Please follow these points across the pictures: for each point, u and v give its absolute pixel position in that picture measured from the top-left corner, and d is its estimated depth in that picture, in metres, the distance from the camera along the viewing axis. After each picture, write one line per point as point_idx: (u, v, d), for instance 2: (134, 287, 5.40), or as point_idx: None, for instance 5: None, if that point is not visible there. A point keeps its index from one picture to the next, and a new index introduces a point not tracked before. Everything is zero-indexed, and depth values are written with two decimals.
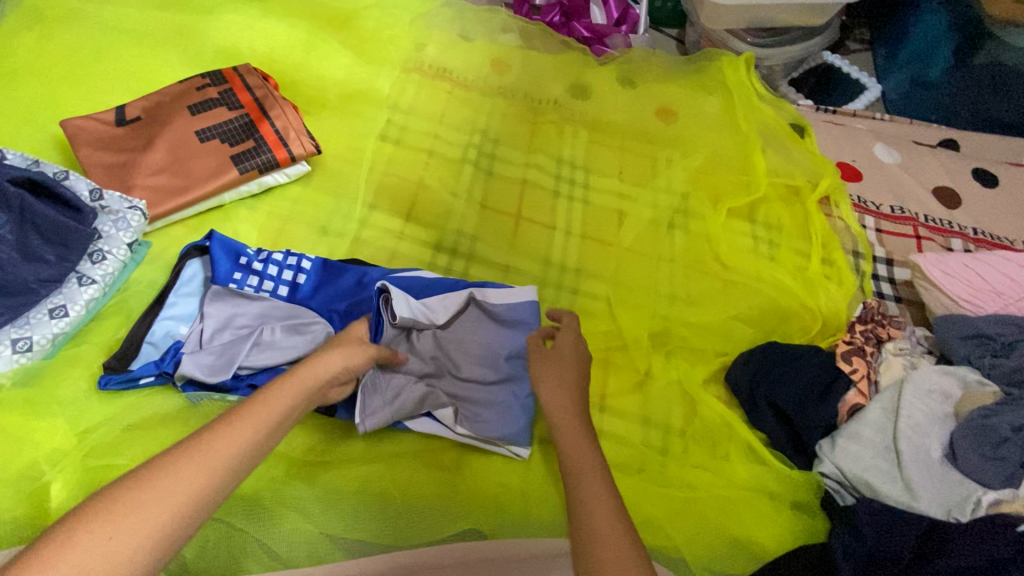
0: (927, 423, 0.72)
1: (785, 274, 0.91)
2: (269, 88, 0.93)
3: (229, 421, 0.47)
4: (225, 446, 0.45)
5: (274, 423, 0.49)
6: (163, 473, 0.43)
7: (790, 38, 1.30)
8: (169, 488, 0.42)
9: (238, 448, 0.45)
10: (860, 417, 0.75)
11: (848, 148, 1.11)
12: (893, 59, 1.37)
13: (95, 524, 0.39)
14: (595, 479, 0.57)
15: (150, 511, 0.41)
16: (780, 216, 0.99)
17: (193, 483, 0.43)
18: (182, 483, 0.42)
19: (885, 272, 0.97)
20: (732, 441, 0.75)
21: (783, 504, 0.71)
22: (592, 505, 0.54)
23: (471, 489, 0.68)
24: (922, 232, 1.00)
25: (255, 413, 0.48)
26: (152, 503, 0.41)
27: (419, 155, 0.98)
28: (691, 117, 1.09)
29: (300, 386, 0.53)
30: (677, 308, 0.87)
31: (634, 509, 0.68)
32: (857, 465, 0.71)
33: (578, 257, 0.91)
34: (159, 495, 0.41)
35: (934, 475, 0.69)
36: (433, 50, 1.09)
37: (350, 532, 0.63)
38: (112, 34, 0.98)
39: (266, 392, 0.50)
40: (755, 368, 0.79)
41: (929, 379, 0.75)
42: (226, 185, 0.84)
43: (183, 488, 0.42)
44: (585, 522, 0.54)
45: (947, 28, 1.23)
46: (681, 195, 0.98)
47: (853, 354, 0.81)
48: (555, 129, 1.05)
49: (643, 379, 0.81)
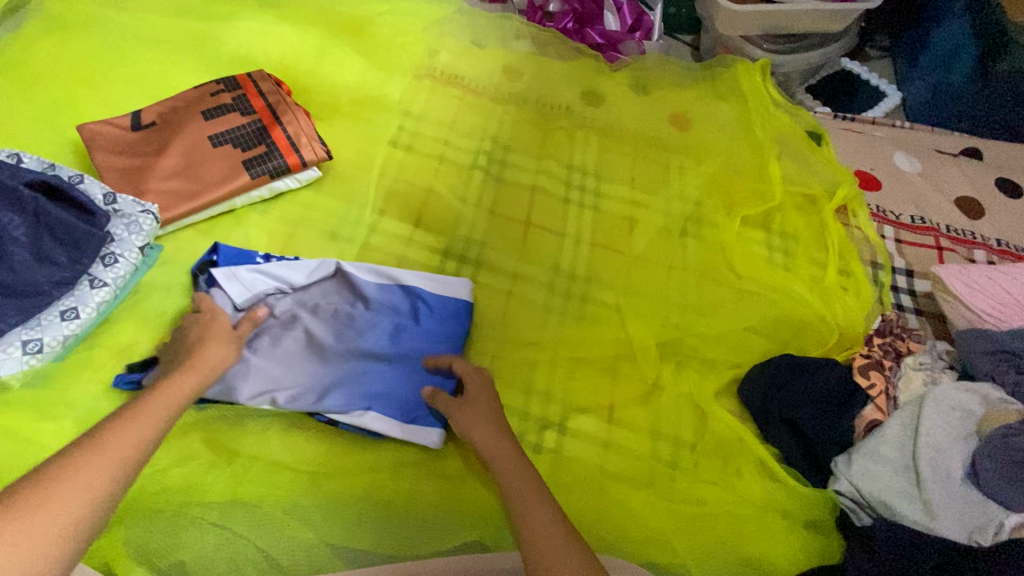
0: (949, 442, 0.69)
1: (801, 284, 0.89)
2: (282, 95, 0.93)
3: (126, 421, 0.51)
4: (120, 444, 0.49)
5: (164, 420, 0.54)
6: (70, 464, 0.46)
7: (808, 44, 1.27)
8: (80, 478, 0.45)
9: (132, 446, 0.49)
10: (878, 434, 0.73)
11: (867, 156, 1.09)
12: (912, 65, 1.35)
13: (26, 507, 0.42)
14: (533, 494, 0.57)
15: (77, 494, 0.44)
16: (795, 225, 0.97)
17: (99, 474, 0.46)
18: (79, 478, 0.45)
19: (904, 283, 0.94)
20: (744, 455, 0.73)
21: (796, 523, 0.69)
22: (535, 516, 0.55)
23: (475, 499, 0.67)
24: (944, 243, 0.98)
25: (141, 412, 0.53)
26: (76, 487, 0.45)
27: (429, 161, 0.98)
28: (704, 124, 1.07)
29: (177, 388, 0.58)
30: (689, 317, 0.85)
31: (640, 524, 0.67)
32: (874, 484, 0.69)
33: (588, 265, 0.90)
34: (73, 485, 0.44)
35: (954, 496, 0.66)
36: (445, 57, 1.09)
37: (350, 540, 0.63)
38: (131, 41, 1.00)
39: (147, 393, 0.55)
40: (767, 382, 0.77)
41: (951, 396, 0.72)
42: (236, 190, 0.85)
43: (93, 477, 0.46)
44: (534, 540, 0.53)
45: (968, 34, 1.21)
46: (693, 203, 0.97)
47: (871, 368, 0.79)
48: (566, 136, 1.04)
49: (653, 390, 0.79)
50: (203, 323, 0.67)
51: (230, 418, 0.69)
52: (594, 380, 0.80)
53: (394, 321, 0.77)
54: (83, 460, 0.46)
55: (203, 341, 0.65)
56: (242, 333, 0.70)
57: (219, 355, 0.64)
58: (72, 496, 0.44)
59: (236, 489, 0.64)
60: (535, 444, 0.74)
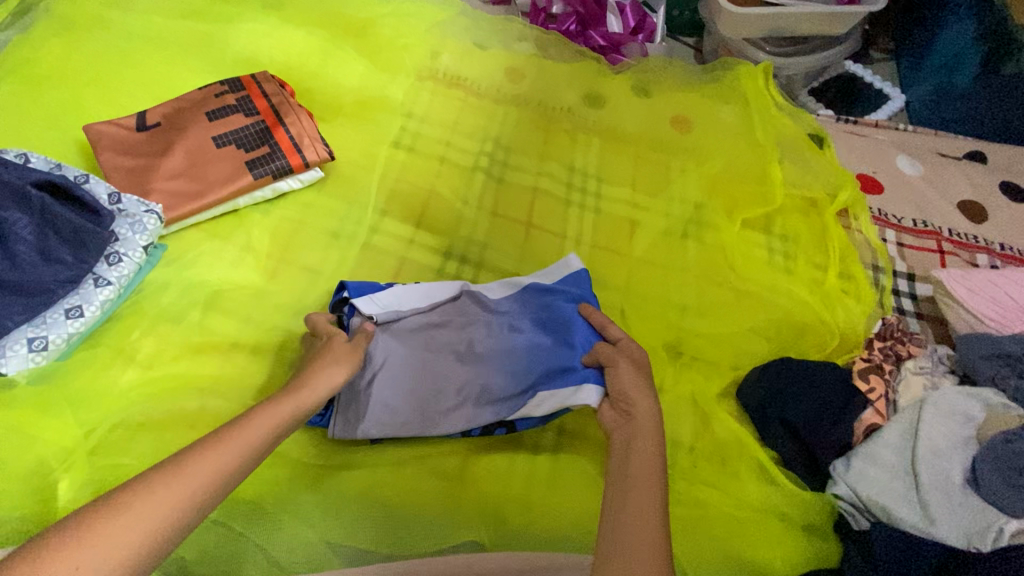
0: (947, 447, 0.69)
1: (801, 288, 0.89)
2: (285, 96, 0.94)
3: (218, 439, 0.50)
4: (184, 486, 0.46)
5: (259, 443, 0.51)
6: (125, 500, 0.45)
7: (810, 47, 1.27)
8: (127, 522, 0.43)
9: (194, 491, 0.46)
10: (876, 438, 0.73)
11: (869, 160, 1.09)
12: (915, 68, 1.35)
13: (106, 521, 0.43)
14: (647, 487, 0.54)
15: (145, 518, 0.44)
16: (797, 228, 0.96)
17: (150, 518, 0.44)
18: (161, 499, 0.45)
19: (905, 287, 0.94)
20: (742, 459, 0.73)
21: (793, 526, 0.69)
22: (638, 510, 0.52)
23: (475, 498, 0.67)
24: (946, 247, 0.97)
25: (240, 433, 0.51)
26: (149, 509, 0.44)
27: (431, 162, 0.98)
28: (707, 127, 1.07)
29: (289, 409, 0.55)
30: (689, 320, 0.85)
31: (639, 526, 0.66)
32: (873, 488, 0.69)
33: (589, 267, 0.91)
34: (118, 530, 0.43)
35: (953, 501, 0.66)
36: (448, 58, 1.10)
37: (348, 539, 0.63)
38: (136, 42, 1.01)
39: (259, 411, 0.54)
40: (766, 385, 0.77)
41: (949, 400, 0.72)
42: (239, 190, 0.86)
43: (140, 522, 0.44)
44: (625, 532, 0.50)
45: (973, 37, 1.21)
46: (695, 205, 0.97)
47: (871, 372, 0.79)
48: (568, 138, 1.04)
49: (654, 392, 0.79)
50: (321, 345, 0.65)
51: (233, 417, 0.70)
52: None
53: (528, 318, 0.75)
54: (139, 498, 0.45)
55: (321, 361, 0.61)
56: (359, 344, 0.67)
57: (335, 379, 0.60)
58: (112, 542, 0.42)
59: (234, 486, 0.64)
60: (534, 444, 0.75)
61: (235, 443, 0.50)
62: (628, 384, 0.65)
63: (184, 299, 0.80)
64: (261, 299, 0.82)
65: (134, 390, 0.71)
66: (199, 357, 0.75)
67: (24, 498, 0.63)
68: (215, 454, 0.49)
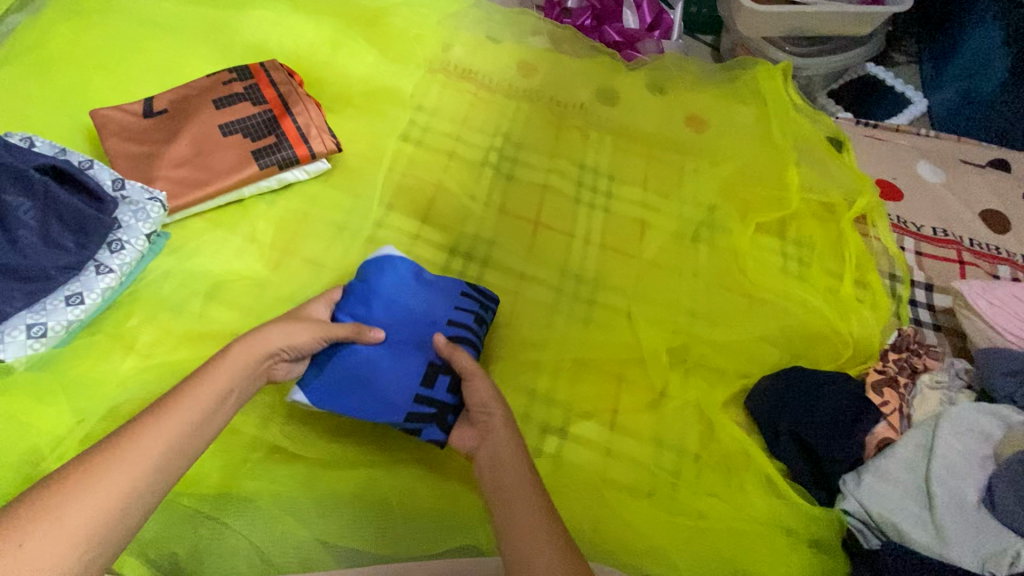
0: (963, 465, 0.67)
1: (816, 295, 0.86)
2: (294, 85, 0.92)
3: (160, 415, 0.51)
4: (129, 469, 0.47)
5: (210, 413, 0.53)
6: (82, 482, 0.45)
7: (830, 48, 1.24)
8: (72, 517, 0.44)
9: (144, 467, 0.48)
10: (890, 453, 0.70)
11: (888, 165, 1.06)
12: (941, 72, 1.31)
13: (61, 502, 0.44)
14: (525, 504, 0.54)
15: (105, 494, 0.45)
16: (812, 233, 0.94)
17: (107, 495, 0.46)
18: (118, 474, 0.47)
19: (923, 297, 0.91)
20: (749, 470, 0.71)
21: (800, 542, 0.67)
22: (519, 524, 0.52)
23: (471, 504, 0.65)
24: (966, 257, 0.94)
25: (185, 404, 0.52)
26: (106, 485, 0.46)
27: (439, 156, 0.97)
28: (722, 127, 1.05)
29: (237, 368, 0.57)
30: (698, 325, 0.83)
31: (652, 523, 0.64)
32: (884, 505, 0.66)
33: (596, 267, 0.89)
34: (63, 526, 0.43)
35: (968, 522, 0.64)
36: (459, 51, 1.08)
37: (342, 539, 0.62)
38: (146, 27, 1.00)
39: (205, 378, 0.55)
40: (776, 395, 0.75)
41: (967, 417, 0.70)
42: (245, 179, 0.85)
43: (93, 503, 0.45)
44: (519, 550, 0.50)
45: (1001, 40, 1.17)
46: (707, 207, 0.95)
47: (885, 385, 0.77)
48: (579, 134, 1.02)
49: (658, 398, 0.77)
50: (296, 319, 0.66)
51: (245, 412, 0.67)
52: (599, 385, 0.78)
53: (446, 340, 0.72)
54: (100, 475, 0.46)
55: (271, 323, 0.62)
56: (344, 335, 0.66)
57: (271, 337, 0.60)
58: (55, 542, 0.43)
59: (229, 478, 0.64)
60: (536, 446, 0.73)
61: (175, 422, 0.51)
62: (484, 395, 0.64)
63: (185, 289, 0.79)
64: (264, 291, 0.81)
65: (131, 379, 0.70)
66: (198, 347, 0.74)
67: (17, 487, 0.62)
68: (163, 429, 0.50)
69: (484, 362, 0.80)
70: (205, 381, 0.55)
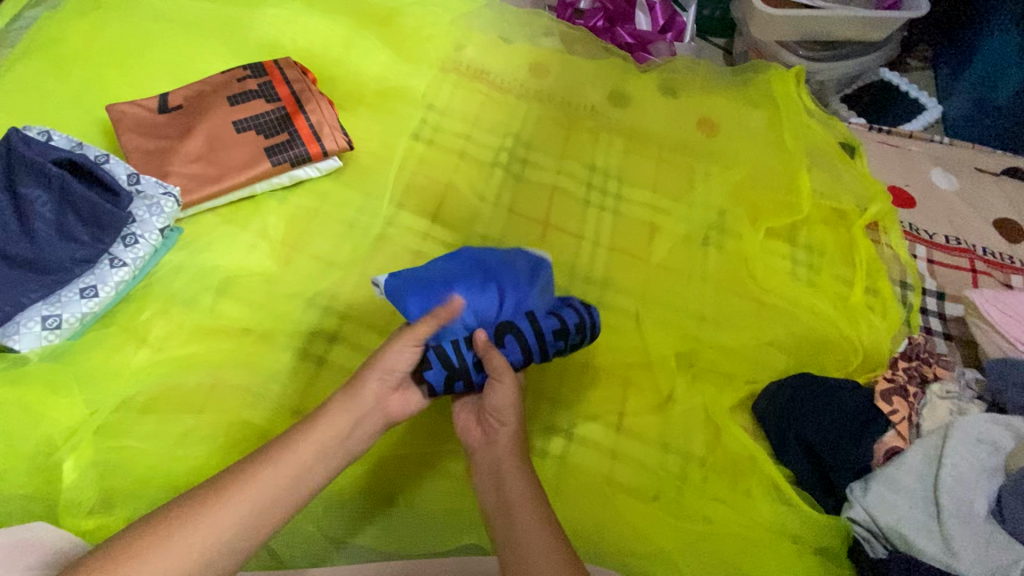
0: (972, 476, 0.67)
1: (826, 302, 0.85)
2: (307, 83, 0.93)
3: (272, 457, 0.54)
4: (238, 511, 0.51)
5: (315, 464, 0.56)
6: (197, 516, 0.50)
7: (845, 53, 1.23)
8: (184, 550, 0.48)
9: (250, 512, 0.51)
10: (898, 462, 0.70)
11: (901, 172, 1.05)
12: (955, 78, 1.30)
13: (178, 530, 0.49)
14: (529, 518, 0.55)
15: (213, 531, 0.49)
16: (822, 238, 0.93)
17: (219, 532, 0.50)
18: (229, 511, 0.51)
19: (935, 306, 0.90)
20: (755, 475, 0.70)
21: (805, 549, 0.67)
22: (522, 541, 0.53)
23: (474, 504, 0.65)
24: (979, 266, 0.93)
25: (297, 451, 0.55)
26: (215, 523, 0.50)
27: (449, 156, 0.97)
28: (734, 130, 1.04)
29: (348, 419, 0.58)
30: (706, 329, 0.83)
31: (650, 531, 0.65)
32: (891, 514, 0.66)
33: (604, 269, 0.89)
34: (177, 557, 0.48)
35: (974, 533, 0.63)
36: (472, 51, 1.08)
37: (348, 535, 0.63)
38: (162, 23, 1.01)
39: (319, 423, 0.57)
40: (783, 402, 0.74)
41: (976, 427, 0.70)
42: (257, 176, 0.85)
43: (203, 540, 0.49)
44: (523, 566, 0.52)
45: (1019, 47, 1.16)
46: (718, 211, 0.94)
47: (894, 394, 0.75)
48: (590, 136, 1.02)
49: (665, 401, 0.77)
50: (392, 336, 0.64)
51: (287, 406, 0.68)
52: (605, 387, 0.78)
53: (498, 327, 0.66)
54: (195, 526, 0.49)
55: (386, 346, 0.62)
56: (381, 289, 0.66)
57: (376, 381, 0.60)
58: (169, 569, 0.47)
59: None
60: (541, 448, 0.73)
61: (282, 468, 0.54)
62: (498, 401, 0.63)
63: (197, 284, 0.80)
64: (274, 287, 0.81)
65: (142, 371, 0.71)
66: (209, 342, 0.75)
67: (31, 476, 0.63)
68: (272, 474, 0.53)
69: None
70: (317, 428, 0.57)
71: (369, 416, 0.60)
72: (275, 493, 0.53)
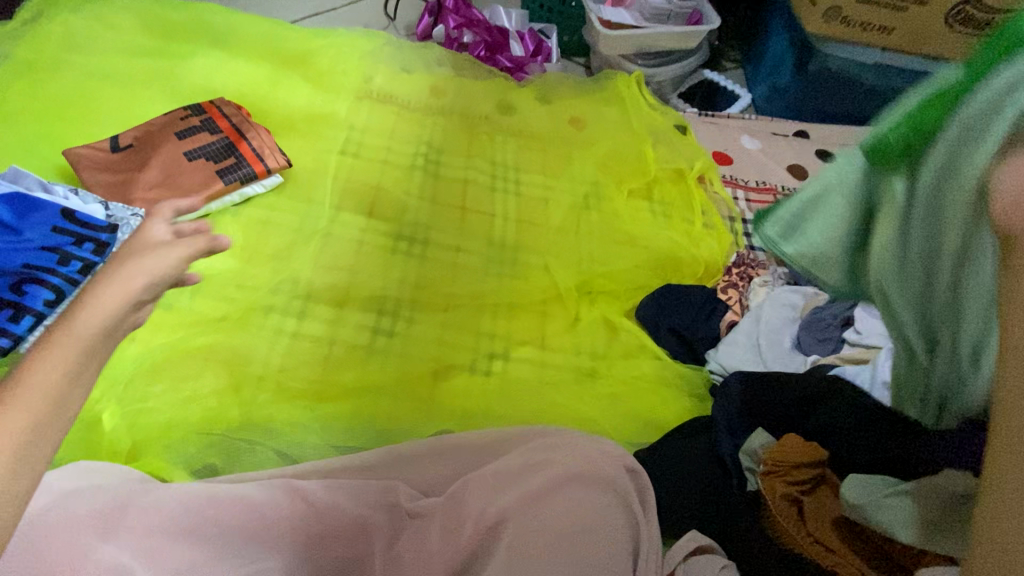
0: (780, 324, 0.96)
1: (676, 234, 1.15)
2: (243, 116, 1.11)
3: (77, 304, 0.49)
4: (60, 355, 0.45)
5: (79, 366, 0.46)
6: (50, 339, 0.46)
7: (672, 60, 1.59)
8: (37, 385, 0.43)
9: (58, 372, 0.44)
10: (734, 329, 0.98)
11: (721, 141, 1.40)
12: (757, 70, 1.70)
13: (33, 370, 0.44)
14: None
15: (48, 373, 0.44)
16: (670, 194, 1.24)
17: (45, 379, 0.43)
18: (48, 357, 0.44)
19: (754, 230, 1.23)
20: (643, 355, 0.96)
21: (681, 393, 0.92)
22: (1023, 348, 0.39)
23: (444, 407, 0.88)
24: (780, 199, 1.28)
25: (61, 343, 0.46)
26: (49, 362, 0.44)
27: (375, 163, 1.18)
28: (596, 124, 1.34)
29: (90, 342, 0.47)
30: (596, 265, 1.07)
31: (581, 405, 0.89)
32: (733, 359, 0.93)
33: (515, 235, 1.13)
34: (22, 402, 0.42)
35: (784, 358, 0.93)
36: (380, 81, 1.31)
37: (346, 442, 0.81)
38: (100, 79, 1.15)
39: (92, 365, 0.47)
40: (657, 305, 1.01)
41: (782, 296, 0.99)
42: (213, 195, 1.01)
43: (41, 390, 0.43)
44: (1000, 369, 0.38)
45: (790, 44, 1.55)
46: (592, 182, 1.22)
47: (729, 287, 1.07)
48: (487, 138, 1.28)
49: (573, 320, 1.01)
50: (137, 245, 0.57)
51: (307, 365, 0.88)
52: (529, 319, 1.01)
53: None
54: (46, 353, 0.45)
55: (140, 253, 0.55)
56: (179, 232, 0.62)
57: (137, 282, 0.52)
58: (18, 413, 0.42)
59: (247, 415, 0.80)
60: (485, 368, 0.94)
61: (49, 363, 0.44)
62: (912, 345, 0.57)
63: None
64: (243, 279, 0.96)
65: (139, 355, 0.83)
66: (195, 326, 0.88)
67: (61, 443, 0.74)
68: (61, 350, 0.45)
69: (435, 312, 1.00)
70: (86, 308, 0.48)
71: (124, 318, 0.50)
72: (75, 380, 0.45)
